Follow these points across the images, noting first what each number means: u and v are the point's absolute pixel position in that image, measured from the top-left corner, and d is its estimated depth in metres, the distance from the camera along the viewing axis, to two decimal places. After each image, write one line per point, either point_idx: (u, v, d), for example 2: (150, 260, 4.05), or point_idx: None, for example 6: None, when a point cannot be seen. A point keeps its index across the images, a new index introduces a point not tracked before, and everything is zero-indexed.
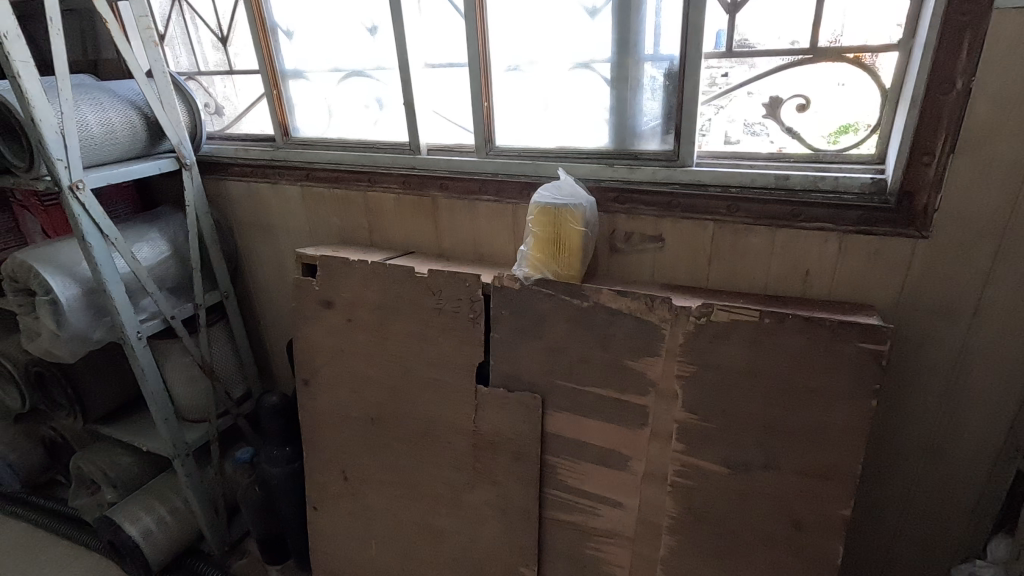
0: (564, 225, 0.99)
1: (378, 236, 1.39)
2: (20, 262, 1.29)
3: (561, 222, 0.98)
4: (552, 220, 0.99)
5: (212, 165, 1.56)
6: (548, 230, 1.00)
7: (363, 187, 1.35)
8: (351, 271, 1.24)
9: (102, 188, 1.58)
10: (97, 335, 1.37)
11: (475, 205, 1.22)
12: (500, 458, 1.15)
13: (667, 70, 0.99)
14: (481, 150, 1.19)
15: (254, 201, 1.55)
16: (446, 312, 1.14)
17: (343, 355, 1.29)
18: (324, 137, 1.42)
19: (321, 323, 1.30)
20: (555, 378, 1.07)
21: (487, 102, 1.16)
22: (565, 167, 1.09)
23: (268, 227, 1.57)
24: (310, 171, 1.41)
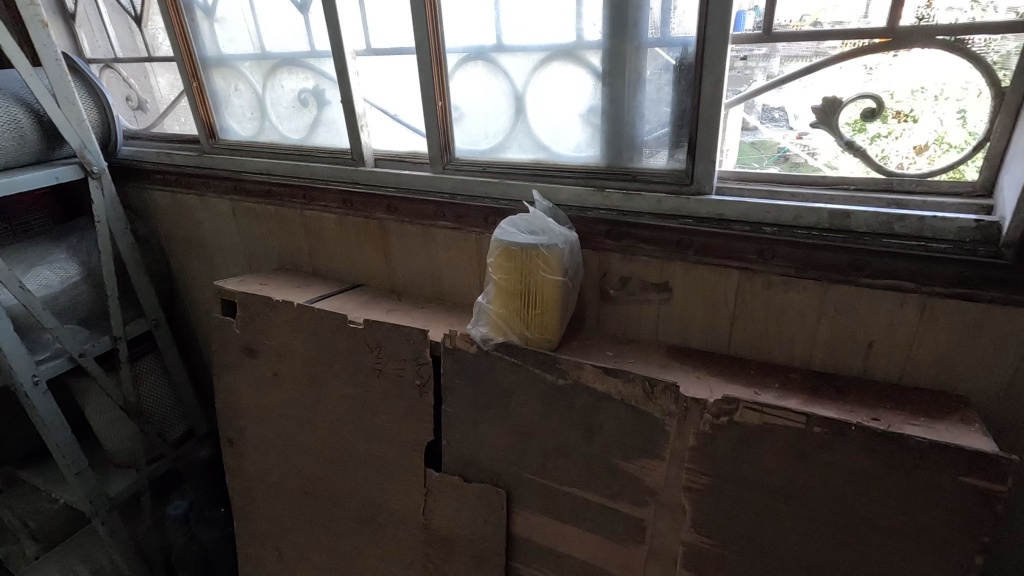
0: (536, 272, 0.73)
1: (320, 263, 1.13)
2: None
3: (532, 268, 0.73)
4: (520, 264, 0.73)
5: (132, 170, 1.30)
6: (516, 278, 0.74)
7: (298, 204, 1.08)
8: (275, 315, 0.98)
9: (5, 196, 1.33)
10: None
11: (430, 232, 0.95)
12: (456, 561, 0.90)
13: (679, 61, 0.71)
14: (436, 163, 0.92)
15: (181, 214, 1.29)
16: (387, 375, 0.88)
17: (271, 415, 1.04)
18: (255, 140, 1.15)
19: (245, 374, 1.05)
20: (524, 470, 0.81)
21: (442, 101, 0.89)
22: (538, 195, 0.81)
23: (199, 246, 1.31)
24: (239, 183, 1.15)
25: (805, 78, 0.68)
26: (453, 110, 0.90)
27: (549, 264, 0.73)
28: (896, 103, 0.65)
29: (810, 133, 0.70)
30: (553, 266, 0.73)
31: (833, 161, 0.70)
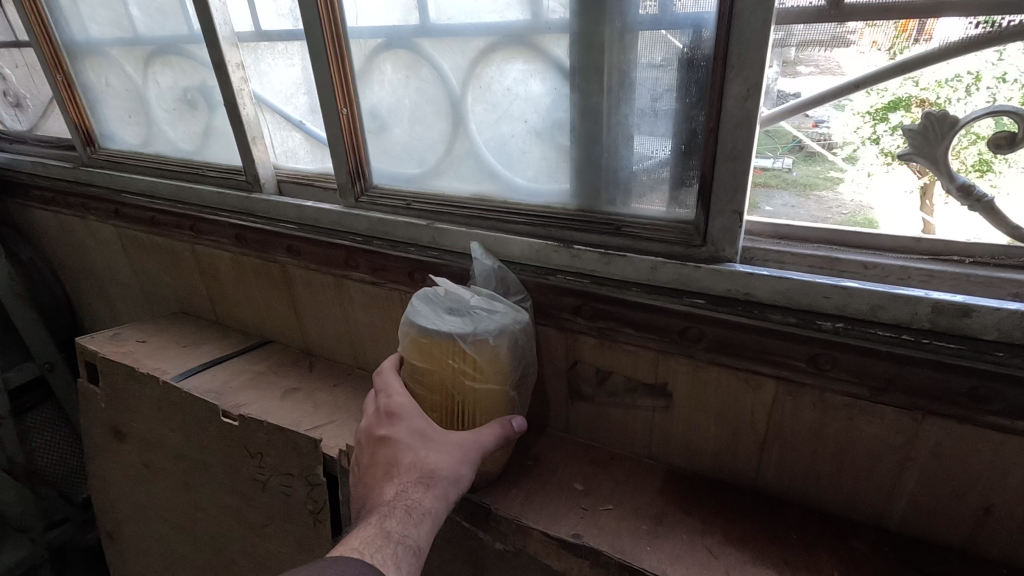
0: (471, 383, 0.48)
1: (219, 309, 0.88)
2: None
3: (464, 377, 0.48)
4: (444, 368, 0.48)
5: (9, 183, 1.06)
6: (440, 389, 0.48)
7: (186, 236, 0.83)
8: (140, 391, 0.73)
9: None
10: None
11: (342, 285, 0.70)
12: None
13: (688, 51, 0.44)
14: (346, 193, 0.66)
15: (66, 239, 1.04)
16: (272, 490, 0.63)
17: (148, 515, 0.80)
18: (140, 151, 0.89)
19: (115, 459, 0.81)
20: None
21: (348, 107, 0.63)
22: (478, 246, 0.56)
23: (92, 277, 1.07)
24: (121, 206, 0.90)
25: (858, 90, 0.43)
26: (367, 117, 0.64)
27: (489, 368, 0.48)
28: (923, 87, 0.41)
29: (829, 119, 0.45)
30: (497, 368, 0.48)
31: (854, 150, 0.45)
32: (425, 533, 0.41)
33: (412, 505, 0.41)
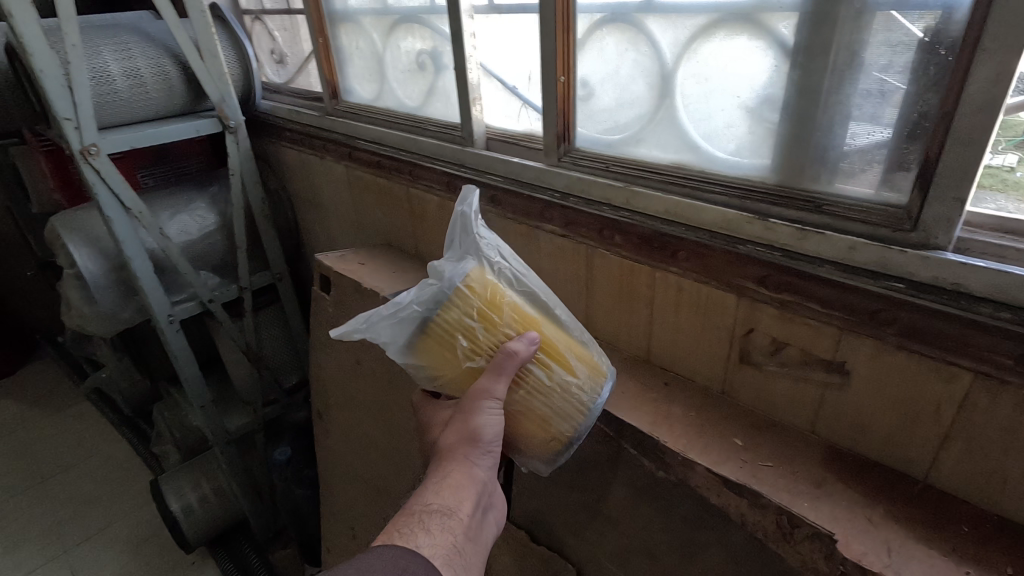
0: (486, 350, 0.52)
1: (420, 246, 1.03)
2: (51, 228, 1.18)
3: (473, 347, 0.52)
4: (454, 361, 0.52)
5: (269, 126, 1.31)
6: (464, 378, 0.53)
7: (405, 179, 0.98)
8: (362, 303, 0.91)
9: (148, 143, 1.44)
10: (128, 313, 1.25)
11: (535, 234, 0.79)
12: None
13: (933, 32, 0.44)
14: (550, 152, 0.74)
15: (305, 175, 1.27)
16: None
17: (353, 403, 0.99)
18: (373, 105, 1.06)
19: (334, 355, 1.01)
20: (601, 557, 0.65)
21: (564, 76, 0.70)
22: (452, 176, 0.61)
23: (319, 208, 1.30)
24: (353, 150, 1.08)
25: None
26: (579, 86, 0.71)
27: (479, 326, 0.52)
28: None
29: None
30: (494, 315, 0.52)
31: None
32: (455, 495, 0.48)
33: (444, 481, 0.49)
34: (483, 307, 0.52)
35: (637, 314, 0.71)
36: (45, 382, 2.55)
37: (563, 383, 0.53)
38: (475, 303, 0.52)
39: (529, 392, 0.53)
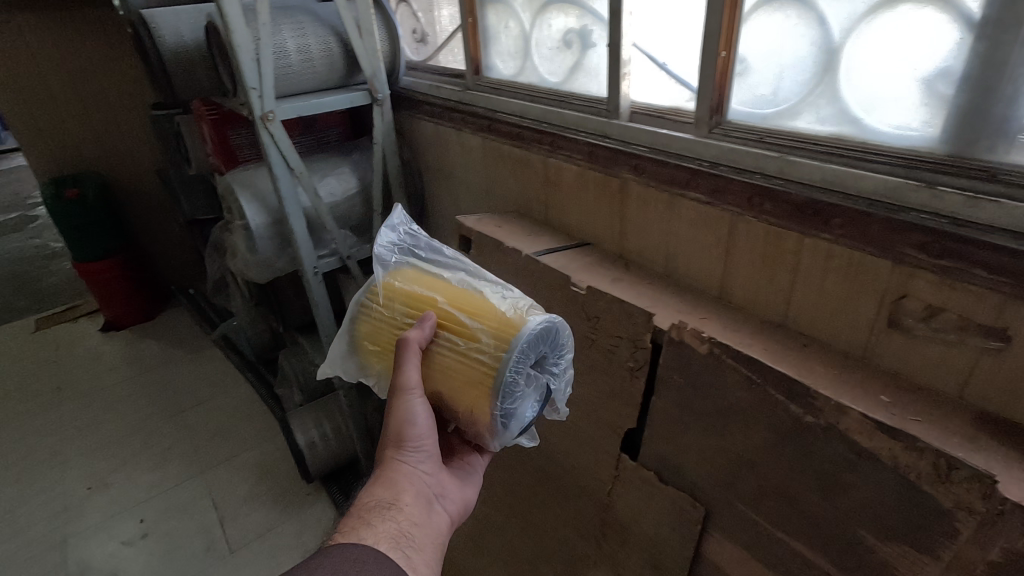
0: (402, 330, 0.72)
1: (551, 213, 1.11)
2: (225, 185, 1.36)
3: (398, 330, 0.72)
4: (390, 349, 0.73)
5: (408, 100, 1.43)
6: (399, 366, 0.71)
7: (544, 150, 1.05)
8: (502, 260, 1.00)
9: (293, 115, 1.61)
10: (281, 263, 1.41)
11: (677, 202, 0.84)
12: (632, 554, 0.85)
13: None
14: (701, 124, 0.79)
15: (439, 146, 1.38)
16: (598, 347, 0.83)
17: None
18: (515, 81, 1.14)
19: None
20: (733, 497, 0.70)
21: (726, 51, 0.74)
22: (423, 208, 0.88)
23: (449, 178, 1.40)
24: (492, 122, 1.17)
25: None
26: (738, 61, 0.75)
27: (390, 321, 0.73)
28: None
29: None
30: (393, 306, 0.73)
31: None
32: (392, 493, 0.66)
33: (383, 484, 0.67)
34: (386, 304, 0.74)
35: (779, 280, 0.74)
36: (181, 327, 2.89)
37: (464, 347, 0.66)
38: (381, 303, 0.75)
39: (442, 360, 0.67)
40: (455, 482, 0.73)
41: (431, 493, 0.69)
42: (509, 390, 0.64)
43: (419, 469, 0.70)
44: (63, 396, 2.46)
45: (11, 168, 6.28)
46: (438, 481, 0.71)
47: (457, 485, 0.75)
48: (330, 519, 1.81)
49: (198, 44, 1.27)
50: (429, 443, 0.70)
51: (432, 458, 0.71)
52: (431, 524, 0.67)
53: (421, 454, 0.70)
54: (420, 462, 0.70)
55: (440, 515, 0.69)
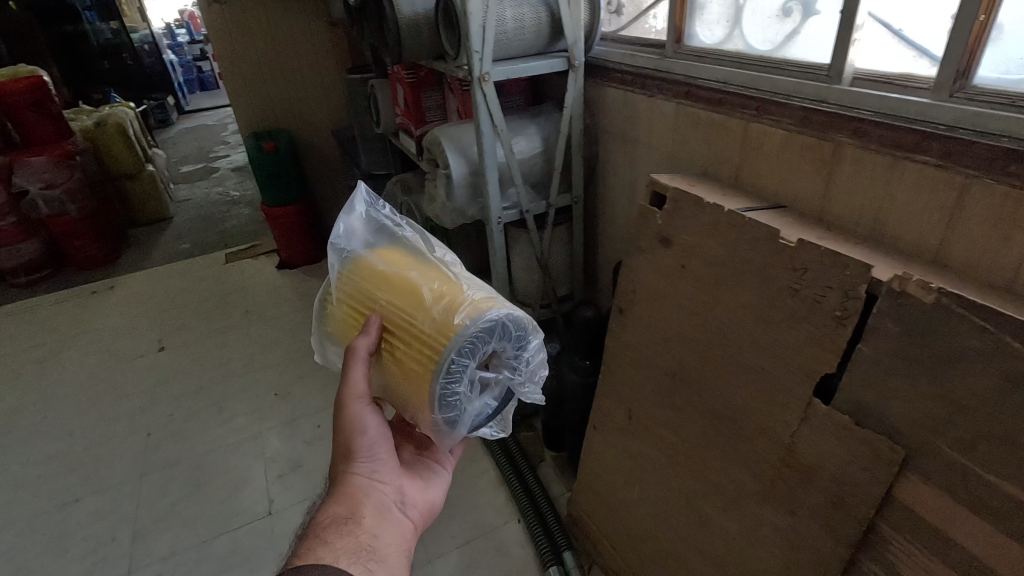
0: (357, 324, 0.87)
1: (743, 176, 1.16)
2: (433, 138, 1.55)
3: (354, 321, 0.88)
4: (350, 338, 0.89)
5: (597, 68, 1.53)
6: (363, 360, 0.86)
7: (747, 115, 1.10)
8: (700, 215, 1.08)
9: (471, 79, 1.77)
10: (471, 212, 1.60)
11: (899, 164, 0.87)
12: (811, 491, 0.92)
13: None
14: (941, 89, 0.81)
15: (625, 111, 1.47)
16: (802, 296, 0.90)
17: (666, 301, 1.17)
18: (720, 49, 1.20)
19: (654, 260, 1.20)
20: (939, 440, 0.75)
21: (984, 16, 0.77)
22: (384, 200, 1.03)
23: (630, 142, 1.49)
24: (691, 88, 1.24)
25: None
26: (995, 28, 0.78)
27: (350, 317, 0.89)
28: None
29: None
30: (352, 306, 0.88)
31: None
32: (349, 505, 0.84)
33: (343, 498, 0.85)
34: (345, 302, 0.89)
35: (1010, 245, 0.76)
36: None
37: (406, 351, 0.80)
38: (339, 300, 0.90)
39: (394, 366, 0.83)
40: (410, 486, 0.93)
41: (387, 502, 0.88)
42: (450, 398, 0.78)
43: (373, 479, 0.89)
44: (251, 318, 2.91)
45: (194, 127, 7.27)
46: (389, 486, 0.90)
47: (413, 489, 0.94)
48: (475, 448, 2.03)
49: (427, 12, 1.46)
50: (376, 455, 0.90)
51: (381, 467, 0.90)
52: (389, 530, 0.85)
53: (371, 465, 0.89)
54: (370, 471, 0.89)
55: (398, 514, 0.88)
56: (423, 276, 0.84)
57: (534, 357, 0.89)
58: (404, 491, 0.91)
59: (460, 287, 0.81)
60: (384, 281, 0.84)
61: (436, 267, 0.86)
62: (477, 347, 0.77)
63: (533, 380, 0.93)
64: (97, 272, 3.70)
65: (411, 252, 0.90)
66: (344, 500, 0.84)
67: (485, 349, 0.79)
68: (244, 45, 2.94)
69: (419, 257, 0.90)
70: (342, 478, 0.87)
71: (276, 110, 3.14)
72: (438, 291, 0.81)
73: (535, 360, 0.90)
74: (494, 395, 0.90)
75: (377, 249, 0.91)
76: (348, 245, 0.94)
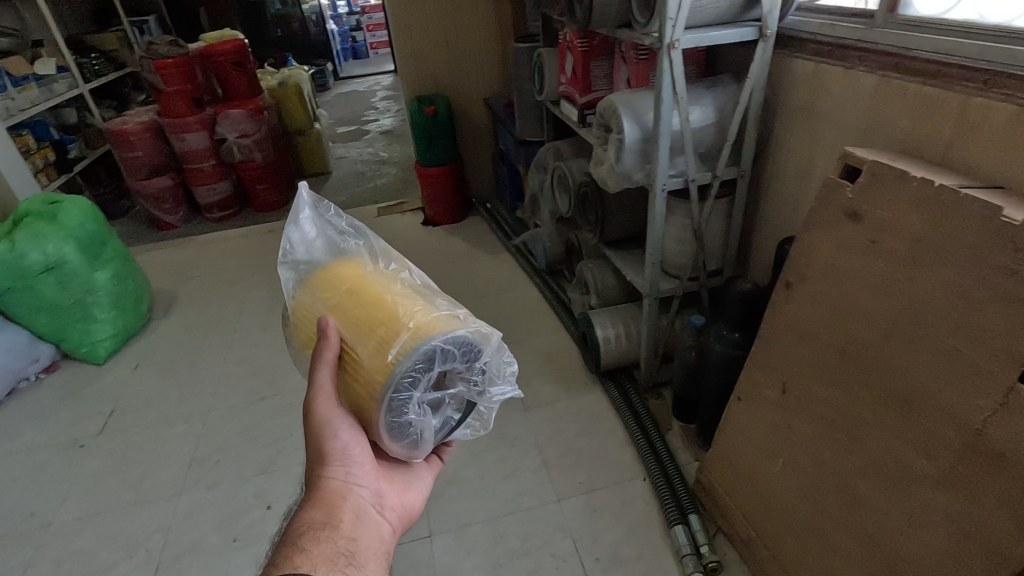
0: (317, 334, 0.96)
1: (953, 154, 1.11)
2: (609, 103, 1.62)
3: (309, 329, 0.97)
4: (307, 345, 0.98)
5: (787, 38, 1.50)
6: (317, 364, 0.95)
7: (971, 88, 1.05)
8: (902, 189, 1.05)
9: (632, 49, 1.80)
10: (636, 177, 1.65)
11: None
12: (999, 478, 0.90)
13: None
14: None
15: (814, 84, 1.43)
16: (1020, 277, 0.86)
17: (845, 275, 1.16)
18: (943, 18, 1.14)
19: (836, 234, 1.19)
20: None
21: None
22: (334, 209, 1.10)
23: (814, 116, 1.46)
24: (902, 59, 1.19)
25: None
26: None
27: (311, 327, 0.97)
28: None
29: None
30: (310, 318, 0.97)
31: None
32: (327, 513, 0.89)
33: (320, 504, 0.91)
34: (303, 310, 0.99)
35: None
36: (480, 231, 3.49)
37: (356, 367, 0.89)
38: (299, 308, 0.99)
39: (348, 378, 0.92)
40: (388, 488, 0.99)
41: (364, 504, 0.94)
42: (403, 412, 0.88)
43: (350, 482, 0.94)
44: None
45: (348, 92, 7.89)
46: (367, 488, 0.95)
47: (389, 491, 0.99)
48: (603, 408, 2.12)
49: None
50: (351, 460, 0.94)
51: (355, 471, 0.95)
52: (366, 532, 0.91)
53: (346, 469, 0.94)
54: (344, 474, 0.94)
55: (374, 518, 0.94)
56: (366, 300, 0.91)
57: (484, 370, 0.94)
58: (380, 495, 0.97)
59: (396, 309, 0.89)
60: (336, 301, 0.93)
61: (375, 286, 0.94)
62: (416, 376, 0.85)
63: (495, 384, 0.99)
64: (272, 214, 4.25)
65: (353, 270, 0.97)
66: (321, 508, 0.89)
67: (428, 375, 0.86)
68: (416, 14, 3.16)
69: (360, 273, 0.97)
70: (317, 480, 0.93)
71: (438, 76, 3.37)
72: (376, 316, 0.88)
73: (490, 369, 0.96)
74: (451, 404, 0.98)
75: (326, 266, 1.00)
76: (299, 259, 1.02)
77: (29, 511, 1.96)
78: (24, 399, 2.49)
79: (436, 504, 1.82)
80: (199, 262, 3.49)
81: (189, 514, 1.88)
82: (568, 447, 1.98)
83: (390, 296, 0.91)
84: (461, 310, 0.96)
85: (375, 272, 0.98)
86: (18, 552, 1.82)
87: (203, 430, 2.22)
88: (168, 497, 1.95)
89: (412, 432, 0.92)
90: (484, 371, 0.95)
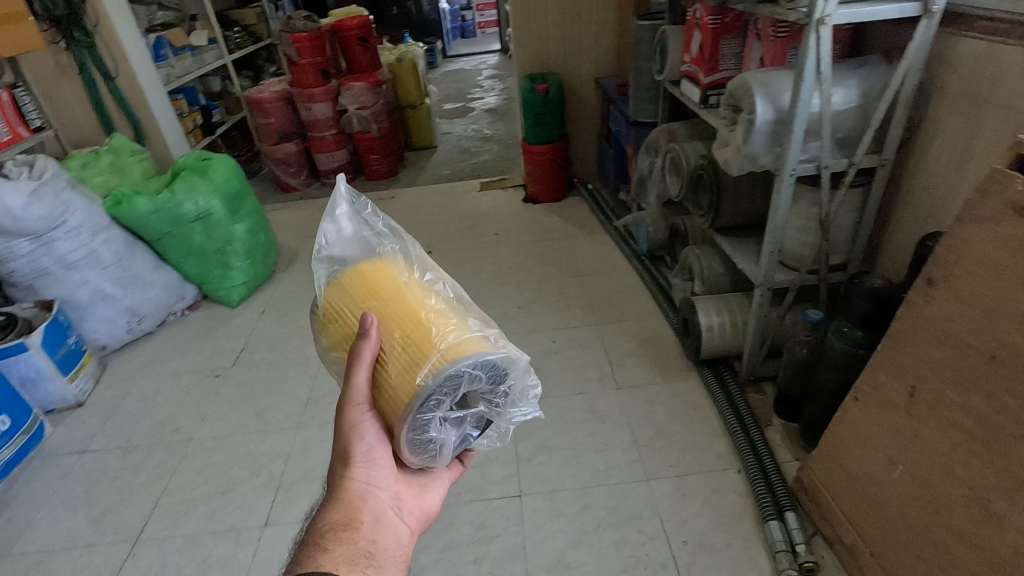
0: (351, 333, 0.91)
1: None
2: (742, 83, 1.57)
3: (341, 328, 0.92)
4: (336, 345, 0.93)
5: (956, 15, 1.37)
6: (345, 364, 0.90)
7: None
8: None
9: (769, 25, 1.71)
10: (763, 161, 1.59)
11: None
12: None
13: None
14: None
15: (982, 66, 1.31)
16: None
17: (1002, 275, 1.07)
18: None
19: (996, 229, 1.09)
20: None
21: None
22: (371, 207, 1.08)
23: (978, 102, 1.33)
24: None
25: None
26: None
27: (347, 324, 0.91)
28: None
29: None
30: (343, 315, 0.92)
31: None
32: (346, 516, 0.92)
33: (341, 506, 0.93)
34: (333, 307, 0.94)
35: None
36: (580, 211, 3.49)
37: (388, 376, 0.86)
38: (330, 305, 0.94)
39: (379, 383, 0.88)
40: (409, 493, 1.00)
41: (384, 507, 0.96)
42: (428, 428, 0.86)
43: (372, 483, 0.95)
44: (500, 240, 3.29)
45: (454, 69, 8.08)
46: (388, 492, 0.97)
47: (411, 495, 1.00)
48: (699, 396, 2.09)
49: None
50: (374, 462, 0.95)
51: (376, 472, 0.96)
52: (384, 534, 0.94)
53: (369, 471, 0.95)
54: (366, 474, 0.95)
55: (393, 522, 0.96)
56: (408, 308, 0.87)
57: (507, 394, 0.92)
58: (401, 497, 0.98)
59: (435, 325, 0.85)
60: (377, 301, 0.89)
61: (416, 296, 0.90)
62: (443, 396, 0.82)
63: (518, 406, 0.97)
64: (381, 183, 4.48)
65: (393, 275, 0.93)
66: (342, 510, 0.92)
67: (454, 397, 0.84)
68: None
69: (398, 276, 0.93)
70: (341, 479, 0.95)
71: (552, 54, 3.38)
72: (416, 331, 0.84)
73: (514, 394, 0.94)
74: (472, 423, 0.95)
75: (360, 265, 0.96)
76: (334, 256, 1.00)
77: (175, 426, 2.25)
78: (172, 330, 2.85)
79: (527, 468, 1.89)
80: (316, 223, 3.78)
81: (303, 446, 2.08)
82: (660, 431, 1.97)
83: (430, 309, 0.88)
84: (495, 334, 0.93)
85: (416, 280, 0.94)
86: (167, 460, 2.10)
87: (316, 374, 2.42)
88: (287, 428, 2.17)
89: (430, 447, 0.90)
90: (509, 394, 0.93)
